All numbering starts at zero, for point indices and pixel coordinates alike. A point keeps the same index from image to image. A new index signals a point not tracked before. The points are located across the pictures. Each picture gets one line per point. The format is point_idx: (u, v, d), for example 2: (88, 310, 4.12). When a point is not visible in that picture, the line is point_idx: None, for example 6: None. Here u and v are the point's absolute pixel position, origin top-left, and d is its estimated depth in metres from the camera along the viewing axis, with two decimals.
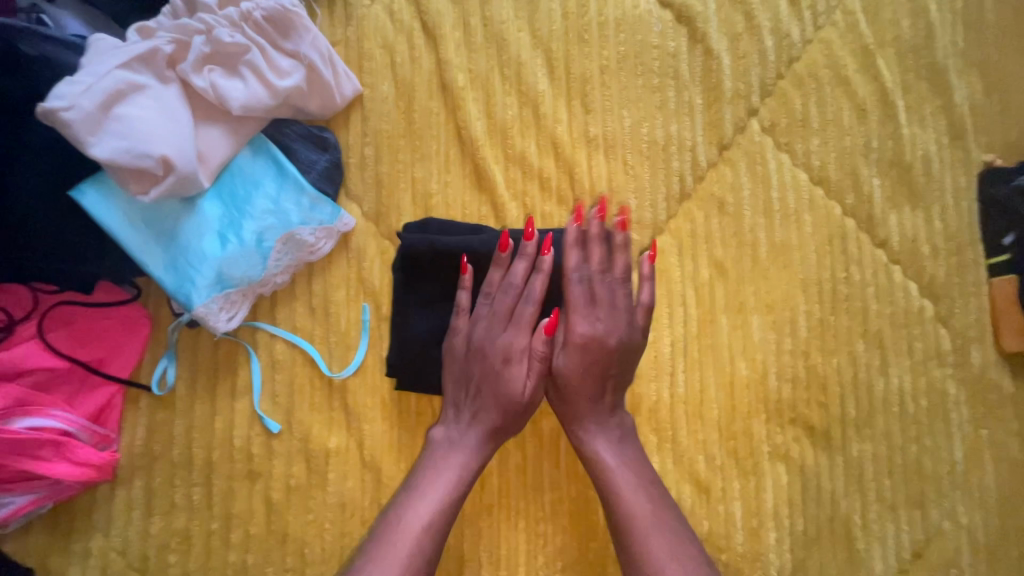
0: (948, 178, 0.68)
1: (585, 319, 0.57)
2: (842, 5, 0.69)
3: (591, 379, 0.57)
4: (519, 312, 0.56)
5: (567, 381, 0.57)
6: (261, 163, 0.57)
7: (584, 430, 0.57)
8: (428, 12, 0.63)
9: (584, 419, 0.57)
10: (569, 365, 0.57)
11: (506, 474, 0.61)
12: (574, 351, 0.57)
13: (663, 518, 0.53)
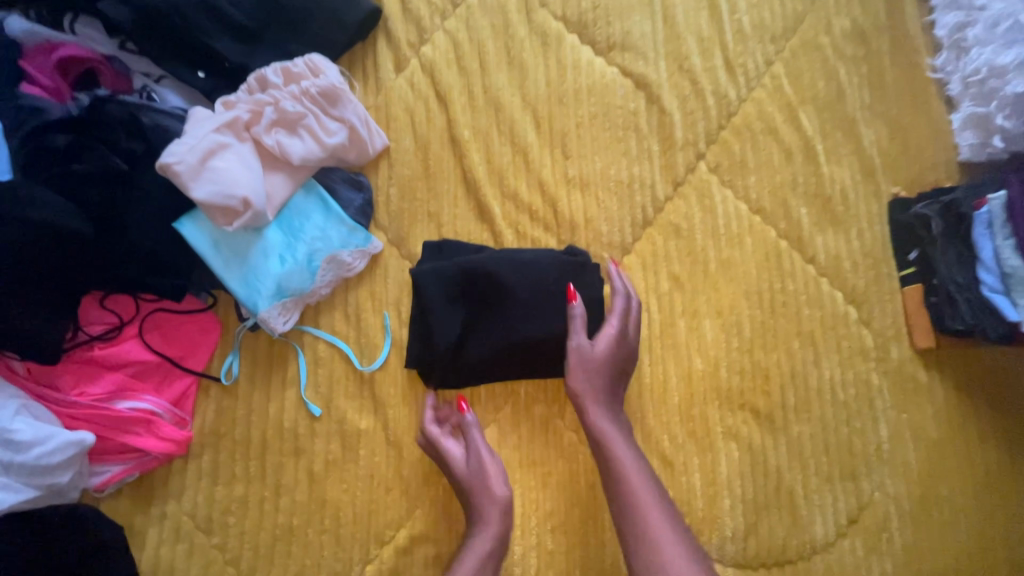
0: (863, 207, 0.84)
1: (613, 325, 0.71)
2: (770, 71, 0.86)
3: (605, 366, 0.70)
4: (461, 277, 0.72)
5: (587, 366, 0.70)
6: (312, 201, 0.74)
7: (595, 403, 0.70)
8: (440, 83, 0.81)
9: (596, 395, 0.70)
10: (591, 354, 0.70)
11: (504, 450, 0.75)
12: (597, 345, 0.71)
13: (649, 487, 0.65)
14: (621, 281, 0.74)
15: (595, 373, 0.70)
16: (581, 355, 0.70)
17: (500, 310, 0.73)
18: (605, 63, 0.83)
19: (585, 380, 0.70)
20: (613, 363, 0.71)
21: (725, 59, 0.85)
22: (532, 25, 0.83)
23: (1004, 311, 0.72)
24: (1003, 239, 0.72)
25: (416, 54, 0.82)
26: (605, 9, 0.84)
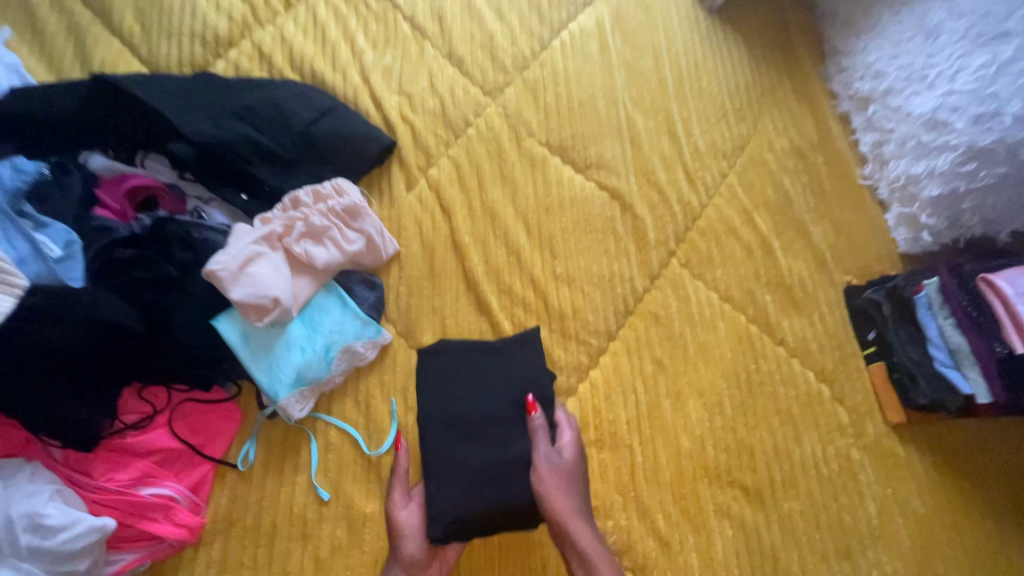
0: (821, 294, 0.94)
1: (571, 437, 0.76)
2: (725, 182, 1.01)
3: (577, 479, 0.74)
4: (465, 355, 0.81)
5: (563, 475, 0.73)
6: (331, 299, 0.84)
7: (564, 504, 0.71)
8: (445, 199, 0.95)
9: (568, 500, 0.71)
10: (565, 462, 0.74)
11: (494, 553, 0.77)
12: (568, 454, 0.75)
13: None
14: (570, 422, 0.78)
15: (577, 527, 0.69)
16: (550, 465, 0.73)
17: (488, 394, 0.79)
18: (585, 179, 0.99)
19: (561, 492, 0.72)
20: (586, 509, 0.73)
21: (686, 173, 1.00)
22: (521, 150, 0.99)
23: (957, 384, 0.79)
24: (944, 318, 0.82)
25: (425, 175, 0.97)
26: (582, 137, 1.01)
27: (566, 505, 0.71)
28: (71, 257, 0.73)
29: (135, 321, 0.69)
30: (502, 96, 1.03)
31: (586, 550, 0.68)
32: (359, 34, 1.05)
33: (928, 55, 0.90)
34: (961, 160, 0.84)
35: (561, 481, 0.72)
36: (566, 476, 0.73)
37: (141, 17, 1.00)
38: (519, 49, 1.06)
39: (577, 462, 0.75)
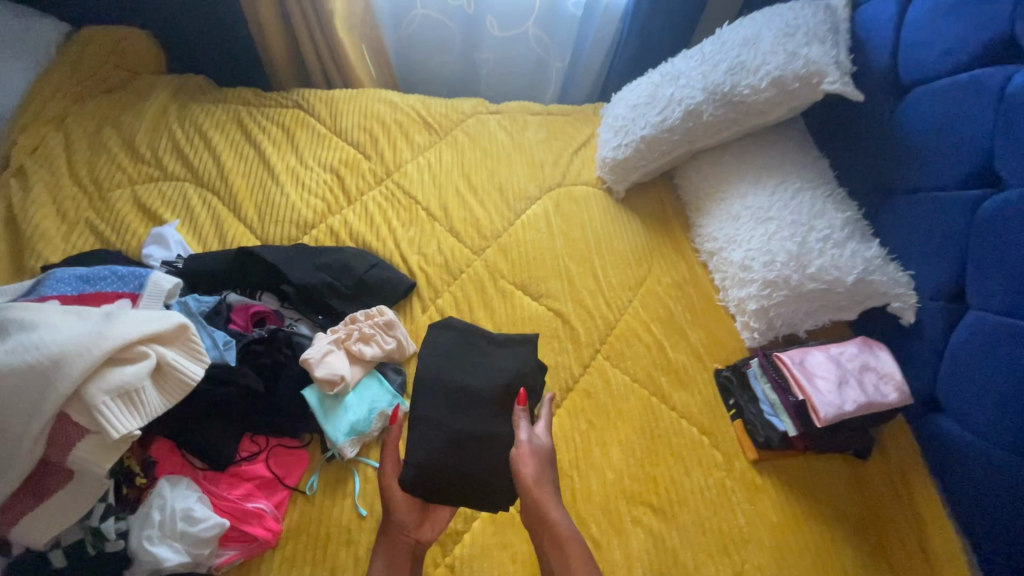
0: (698, 374, 1.41)
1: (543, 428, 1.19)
2: (630, 305, 1.55)
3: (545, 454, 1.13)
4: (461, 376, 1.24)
5: (539, 450, 1.13)
6: (373, 381, 1.29)
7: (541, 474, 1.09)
8: (448, 318, 1.46)
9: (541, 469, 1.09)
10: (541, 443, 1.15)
11: (478, 560, 1.09)
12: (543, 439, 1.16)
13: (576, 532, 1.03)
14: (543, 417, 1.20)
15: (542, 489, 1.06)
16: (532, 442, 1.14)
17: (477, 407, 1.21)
18: (539, 305, 1.52)
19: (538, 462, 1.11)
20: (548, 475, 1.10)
21: (605, 300, 1.54)
22: (496, 287, 1.54)
23: (775, 424, 1.26)
24: (763, 384, 1.32)
25: (434, 303, 1.49)
26: (536, 278, 1.56)
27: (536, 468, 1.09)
28: (230, 347, 1.17)
29: (256, 381, 1.14)
30: (484, 254, 1.60)
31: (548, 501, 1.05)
32: (393, 218, 1.65)
33: (735, 227, 1.49)
34: (761, 288, 1.39)
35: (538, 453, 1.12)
36: (531, 450, 1.12)
37: (258, 210, 1.59)
38: (495, 226, 1.67)
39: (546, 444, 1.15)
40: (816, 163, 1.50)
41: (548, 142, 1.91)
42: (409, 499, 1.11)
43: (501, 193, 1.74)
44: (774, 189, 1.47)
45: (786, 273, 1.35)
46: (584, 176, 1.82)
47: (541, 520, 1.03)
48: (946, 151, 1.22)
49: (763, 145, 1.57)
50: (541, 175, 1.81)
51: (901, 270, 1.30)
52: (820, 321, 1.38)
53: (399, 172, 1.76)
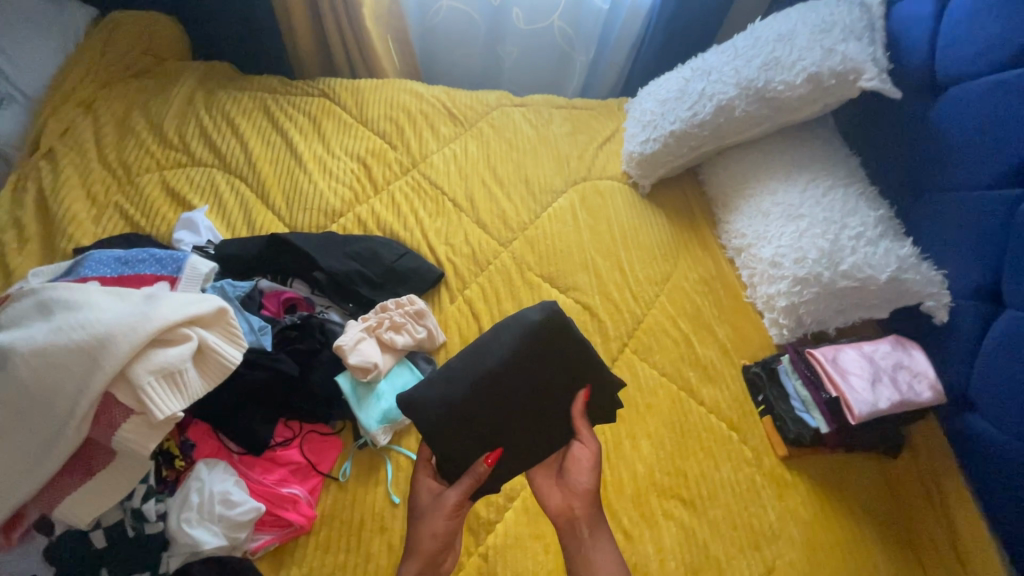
0: (726, 370, 1.41)
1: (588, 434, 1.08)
2: (656, 300, 1.55)
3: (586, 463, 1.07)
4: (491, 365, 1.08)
5: (580, 461, 1.08)
6: (404, 370, 1.30)
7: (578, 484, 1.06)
8: (476, 308, 1.46)
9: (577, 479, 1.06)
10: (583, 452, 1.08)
11: (511, 549, 1.09)
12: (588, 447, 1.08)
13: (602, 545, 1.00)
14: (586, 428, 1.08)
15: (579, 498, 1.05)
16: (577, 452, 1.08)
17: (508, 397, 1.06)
18: (566, 297, 1.51)
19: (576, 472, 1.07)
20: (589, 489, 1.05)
21: (632, 294, 1.54)
22: (524, 278, 1.54)
23: (807, 420, 1.28)
24: (794, 380, 1.33)
25: (462, 293, 1.49)
26: (564, 271, 1.56)
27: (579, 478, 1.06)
28: (265, 332, 1.17)
29: (289, 365, 1.14)
30: (511, 246, 1.60)
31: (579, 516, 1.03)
32: (420, 209, 1.65)
33: (764, 224, 1.49)
34: (791, 285, 1.39)
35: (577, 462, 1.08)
36: (590, 457, 1.07)
37: (286, 198, 1.59)
38: (521, 218, 1.67)
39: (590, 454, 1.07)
40: (846, 160, 1.50)
41: (573, 137, 1.91)
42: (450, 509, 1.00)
43: (527, 186, 1.75)
44: (805, 186, 1.47)
45: (818, 270, 1.35)
46: (610, 171, 1.83)
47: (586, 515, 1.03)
48: (986, 149, 1.21)
49: (793, 142, 1.57)
50: (567, 168, 1.81)
51: (934, 269, 1.30)
52: (850, 319, 1.38)
53: (426, 163, 1.76)
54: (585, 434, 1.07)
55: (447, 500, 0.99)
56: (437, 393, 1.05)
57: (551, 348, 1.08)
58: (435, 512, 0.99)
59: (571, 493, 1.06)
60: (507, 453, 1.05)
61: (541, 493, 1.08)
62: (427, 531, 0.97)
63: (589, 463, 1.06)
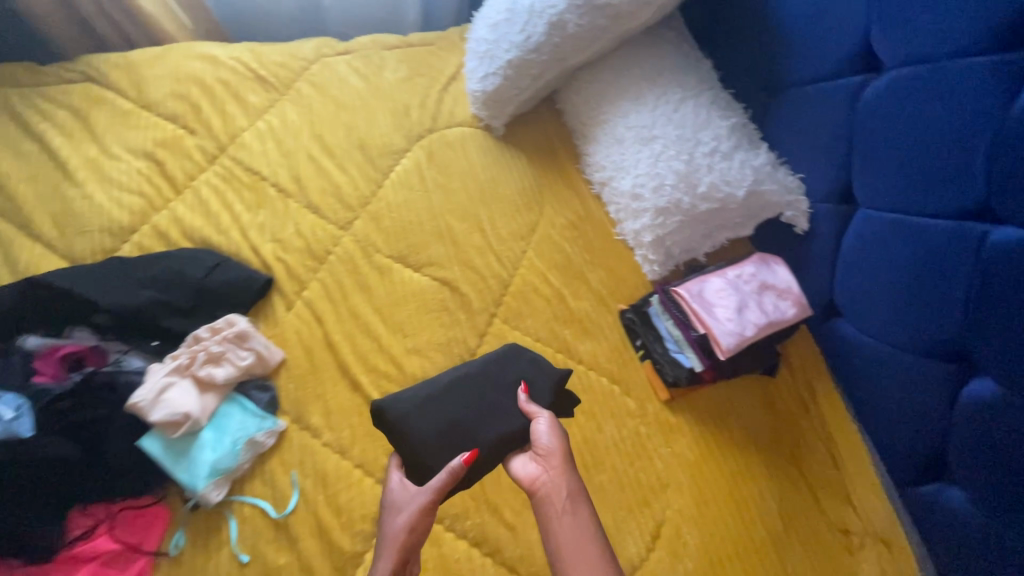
0: (603, 320, 1.32)
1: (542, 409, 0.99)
2: (524, 257, 1.41)
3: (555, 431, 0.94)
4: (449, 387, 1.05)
5: (542, 432, 0.94)
6: (234, 405, 1.11)
7: (545, 454, 0.92)
8: (318, 311, 1.27)
9: (547, 449, 0.92)
10: (546, 423, 0.95)
11: None
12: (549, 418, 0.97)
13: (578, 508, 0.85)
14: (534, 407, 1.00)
15: (553, 464, 0.90)
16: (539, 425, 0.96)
17: (464, 411, 1.02)
18: (422, 275, 1.34)
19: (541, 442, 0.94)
20: (562, 454, 0.91)
21: (495, 256, 1.39)
22: (370, 262, 1.34)
23: (682, 361, 1.22)
24: (666, 320, 1.25)
25: (300, 297, 1.29)
26: (415, 245, 1.38)
27: (549, 448, 0.92)
28: (21, 415, 0.98)
29: (69, 450, 0.96)
30: (352, 228, 1.39)
31: (552, 483, 0.88)
32: (235, 203, 1.39)
33: (620, 152, 1.35)
34: (654, 218, 1.28)
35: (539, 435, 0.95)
36: (549, 426, 0.95)
37: (56, 224, 1.29)
38: (360, 191, 1.44)
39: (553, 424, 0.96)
40: (697, 65, 1.35)
41: (410, 82, 1.65)
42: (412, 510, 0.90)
43: (362, 151, 1.50)
44: (655, 103, 1.32)
45: (677, 196, 1.24)
46: (457, 116, 1.61)
47: (563, 486, 0.87)
48: (827, 32, 1.09)
49: (641, 52, 1.40)
50: (407, 122, 1.57)
51: (791, 175, 1.22)
52: (718, 242, 1.30)
53: (236, 145, 1.47)
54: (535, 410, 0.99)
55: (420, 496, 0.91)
56: (396, 423, 1.01)
57: (511, 363, 1.10)
58: (405, 511, 0.91)
59: (544, 459, 0.91)
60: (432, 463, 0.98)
61: (511, 469, 0.95)
62: (399, 528, 0.88)
63: (551, 430, 0.93)
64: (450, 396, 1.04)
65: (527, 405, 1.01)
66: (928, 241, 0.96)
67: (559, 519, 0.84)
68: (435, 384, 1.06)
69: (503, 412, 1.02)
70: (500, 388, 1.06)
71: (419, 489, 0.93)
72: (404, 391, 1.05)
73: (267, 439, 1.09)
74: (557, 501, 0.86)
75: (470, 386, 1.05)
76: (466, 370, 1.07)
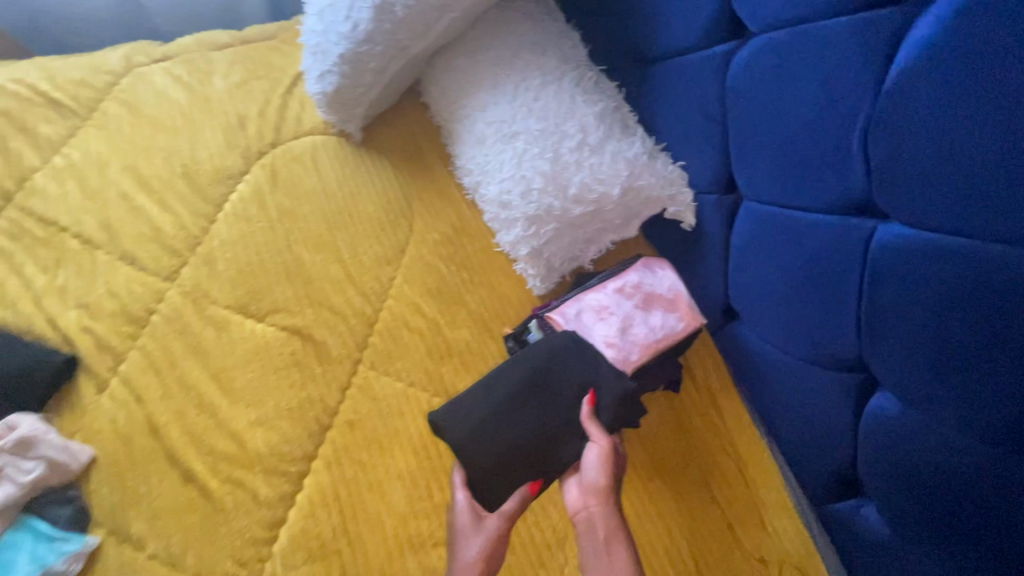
0: (485, 350, 1.16)
1: (599, 430, 0.92)
2: (392, 285, 1.21)
3: (607, 461, 0.91)
4: (504, 398, 0.95)
5: (593, 462, 0.91)
6: (22, 529, 0.94)
7: (591, 487, 0.91)
8: (137, 388, 1.06)
9: (592, 483, 0.91)
10: (598, 453, 0.91)
11: None
12: (600, 448, 0.91)
13: (618, 552, 0.87)
14: (595, 426, 0.92)
15: (597, 501, 0.90)
16: (591, 452, 0.92)
17: (515, 430, 0.94)
18: (267, 325, 1.13)
19: (587, 473, 0.92)
20: (605, 490, 0.90)
21: (356, 289, 1.19)
22: (203, 318, 1.13)
23: None
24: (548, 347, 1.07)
25: (115, 374, 1.08)
26: (256, 289, 1.16)
27: (597, 483, 0.90)
28: None
29: None
30: (178, 278, 1.17)
31: (597, 520, 0.90)
32: (27, 265, 1.15)
33: (483, 153, 1.15)
34: (526, 228, 1.09)
35: (589, 465, 0.92)
36: (601, 459, 0.91)
37: None
38: (185, 230, 1.21)
39: (604, 454, 0.91)
40: (562, 40, 1.15)
41: (245, 86, 1.39)
42: (484, 535, 0.94)
43: (186, 179, 1.26)
44: (514, 92, 1.13)
45: (547, 202, 1.06)
46: (305, 123, 1.37)
47: (603, 526, 0.89)
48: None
49: (498, 29, 1.18)
50: (241, 137, 1.33)
51: (672, 163, 1.05)
52: (604, 246, 1.14)
53: (24, 190, 1.21)
54: (594, 432, 0.92)
55: (487, 526, 0.94)
56: (453, 441, 0.95)
57: (564, 363, 0.97)
58: (472, 536, 0.94)
59: (589, 494, 0.91)
60: (478, 483, 0.94)
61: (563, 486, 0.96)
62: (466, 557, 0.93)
63: (600, 467, 0.90)
64: (502, 411, 0.95)
65: (587, 424, 0.93)
66: (813, 239, 0.82)
67: (603, 562, 0.87)
68: (484, 392, 0.96)
69: (559, 427, 0.95)
70: (563, 394, 0.96)
71: (490, 511, 0.95)
72: (458, 402, 0.96)
73: (71, 564, 0.94)
74: (604, 540, 0.88)
75: (517, 401, 0.95)
76: (518, 379, 0.96)
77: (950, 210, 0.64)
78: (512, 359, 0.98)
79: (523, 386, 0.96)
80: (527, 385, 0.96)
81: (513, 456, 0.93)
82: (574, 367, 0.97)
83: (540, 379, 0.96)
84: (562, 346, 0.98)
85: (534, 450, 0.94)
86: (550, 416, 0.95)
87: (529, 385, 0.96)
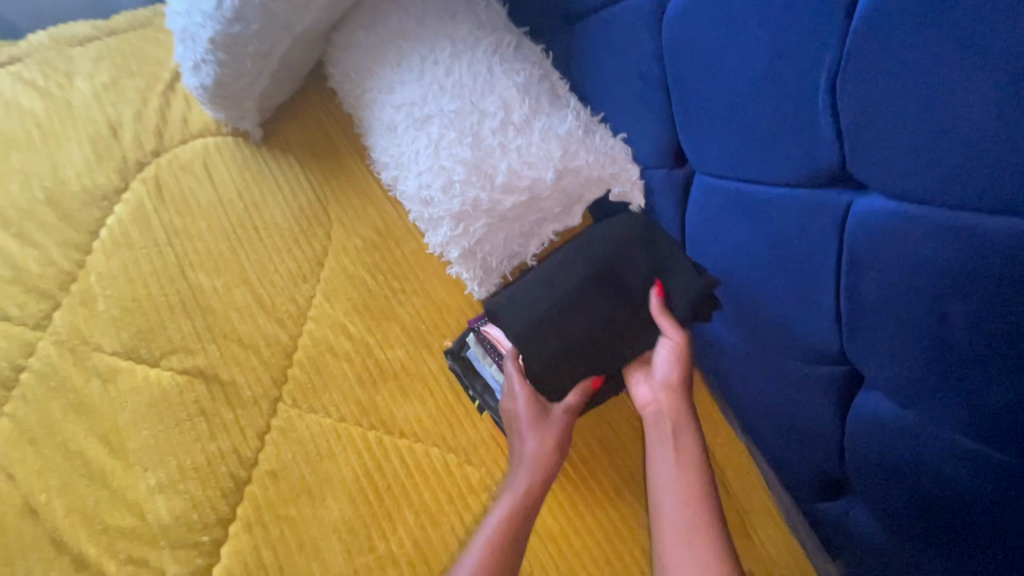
0: (425, 368, 1.01)
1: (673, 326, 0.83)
2: (311, 304, 1.04)
3: (679, 358, 0.84)
4: (562, 295, 0.85)
5: (667, 358, 0.84)
6: None
7: (664, 383, 0.85)
8: (13, 465, 0.91)
9: (666, 378, 0.85)
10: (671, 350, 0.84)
11: None
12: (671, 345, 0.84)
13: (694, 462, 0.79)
14: (667, 322, 0.83)
15: (672, 403, 0.83)
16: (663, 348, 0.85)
17: (579, 327, 0.85)
18: (164, 370, 0.98)
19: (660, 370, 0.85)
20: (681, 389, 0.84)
21: (268, 314, 1.03)
22: (85, 371, 0.97)
23: None
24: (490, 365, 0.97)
25: None
26: (147, 329, 1.00)
27: (671, 380, 0.84)
28: None
29: None
30: (50, 326, 0.99)
31: (668, 422, 0.83)
32: None
33: (395, 143, 0.98)
34: (453, 227, 0.93)
35: (662, 362, 0.85)
36: (674, 355, 0.84)
37: None
38: (53, 268, 1.02)
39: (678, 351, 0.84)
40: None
41: (116, 85, 1.17)
42: (541, 445, 0.85)
43: (49, 206, 1.06)
44: (421, 68, 0.95)
45: (472, 194, 0.90)
46: (192, 123, 1.16)
47: (678, 427, 0.82)
48: None
49: None
50: (114, 146, 1.12)
51: (612, 137, 0.90)
52: (546, 238, 1.00)
53: None
54: (669, 327, 0.83)
55: (552, 429, 0.86)
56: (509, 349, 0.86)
57: (626, 252, 0.86)
58: (533, 444, 0.85)
59: (662, 394, 0.84)
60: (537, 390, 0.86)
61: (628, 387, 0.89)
62: (525, 459, 0.85)
63: (671, 362, 0.84)
64: (568, 304, 0.85)
65: (659, 319, 0.83)
66: (776, 221, 0.70)
67: (678, 475, 0.78)
68: (543, 286, 0.87)
69: (634, 322, 0.85)
70: (639, 283, 0.86)
71: (553, 411, 0.87)
72: (514, 298, 0.87)
73: None
74: (678, 448, 0.80)
75: (581, 295, 0.85)
76: (579, 273, 0.86)
77: (943, 176, 0.51)
78: (575, 249, 0.89)
79: (584, 280, 0.86)
80: (591, 276, 0.86)
81: (571, 361, 0.85)
82: (645, 253, 0.86)
83: (606, 272, 0.86)
84: (633, 234, 0.87)
85: (600, 354, 0.85)
86: (616, 313, 0.85)
87: (590, 278, 0.86)
